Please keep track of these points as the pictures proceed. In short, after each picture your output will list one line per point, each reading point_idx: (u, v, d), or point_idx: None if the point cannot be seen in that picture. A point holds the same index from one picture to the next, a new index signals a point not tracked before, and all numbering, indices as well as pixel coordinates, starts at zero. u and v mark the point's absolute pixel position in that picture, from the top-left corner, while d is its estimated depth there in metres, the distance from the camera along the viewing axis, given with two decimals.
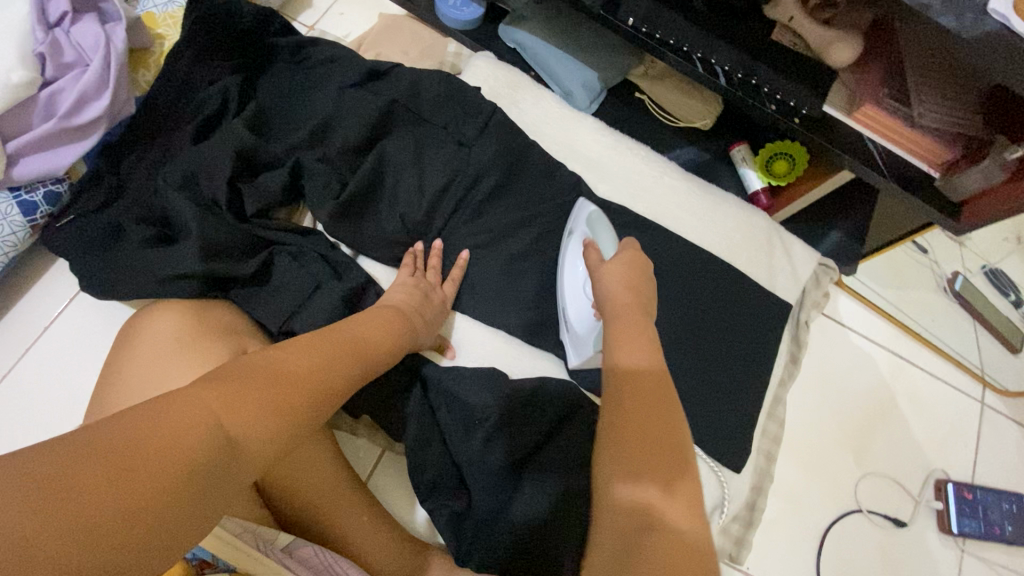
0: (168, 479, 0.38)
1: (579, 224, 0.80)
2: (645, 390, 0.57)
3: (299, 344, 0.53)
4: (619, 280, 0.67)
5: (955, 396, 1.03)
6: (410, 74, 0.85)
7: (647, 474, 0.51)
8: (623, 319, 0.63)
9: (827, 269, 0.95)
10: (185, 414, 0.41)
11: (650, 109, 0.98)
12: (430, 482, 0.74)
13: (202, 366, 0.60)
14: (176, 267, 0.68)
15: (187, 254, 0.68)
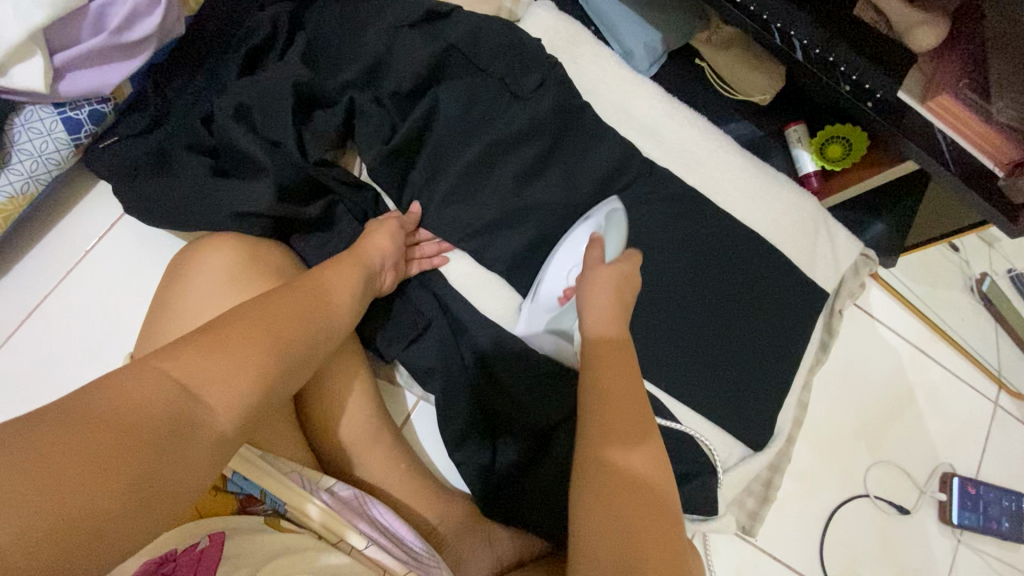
0: (184, 426, 0.44)
1: (597, 214, 0.75)
2: (616, 359, 0.55)
3: (310, 287, 0.59)
4: (609, 281, 0.59)
5: (971, 395, 1.05)
6: (470, 19, 0.81)
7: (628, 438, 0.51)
8: (603, 306, 0.58)
9: (867, 260, 0.94)
10: (203, 371, 0.46)
11: (709, 77, 0.94)
12: (459, 432, 0.74)
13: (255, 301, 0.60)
14: (245, 205, 0.67)
15: (258, 192, 0.68)
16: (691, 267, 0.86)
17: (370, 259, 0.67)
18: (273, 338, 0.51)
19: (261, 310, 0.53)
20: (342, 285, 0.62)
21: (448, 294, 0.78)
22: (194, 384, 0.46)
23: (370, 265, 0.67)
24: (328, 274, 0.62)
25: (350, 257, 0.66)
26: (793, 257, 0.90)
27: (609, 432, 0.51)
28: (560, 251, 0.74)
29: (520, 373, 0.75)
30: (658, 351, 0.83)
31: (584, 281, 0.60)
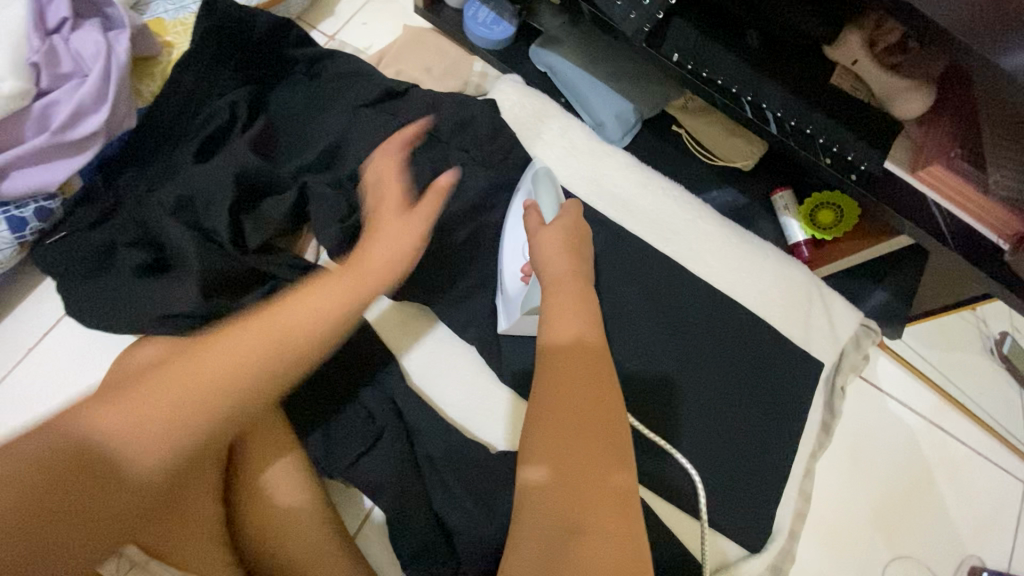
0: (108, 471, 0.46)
1: (525, 181, 0.75)
2: (577, 361, 0.55)
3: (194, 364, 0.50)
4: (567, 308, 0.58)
5: (999, 474, 0.95)
6: (429, 98, 0.80)
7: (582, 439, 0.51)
8: (560, 292, 0.60)
9: (868, 331, 0.87)
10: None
11: (686, 142, 0.90)
12: (410, 550, 0.66)
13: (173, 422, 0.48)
14: (171, 308, 0.62)
15: (184, 292, 0.63)
16: (674, 348, 0.80)
17: (302, 323, 0.54)
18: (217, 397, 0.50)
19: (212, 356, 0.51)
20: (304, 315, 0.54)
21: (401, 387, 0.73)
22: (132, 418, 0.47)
23: (295, 325, 0.53)
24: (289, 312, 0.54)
25: (260, 318, 0.53)
26: (786, 332, 0.83)
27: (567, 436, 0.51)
28: (510, 223, 0.74)
29: (483, 476, 0.68)
30: (640, 441, 0.76)
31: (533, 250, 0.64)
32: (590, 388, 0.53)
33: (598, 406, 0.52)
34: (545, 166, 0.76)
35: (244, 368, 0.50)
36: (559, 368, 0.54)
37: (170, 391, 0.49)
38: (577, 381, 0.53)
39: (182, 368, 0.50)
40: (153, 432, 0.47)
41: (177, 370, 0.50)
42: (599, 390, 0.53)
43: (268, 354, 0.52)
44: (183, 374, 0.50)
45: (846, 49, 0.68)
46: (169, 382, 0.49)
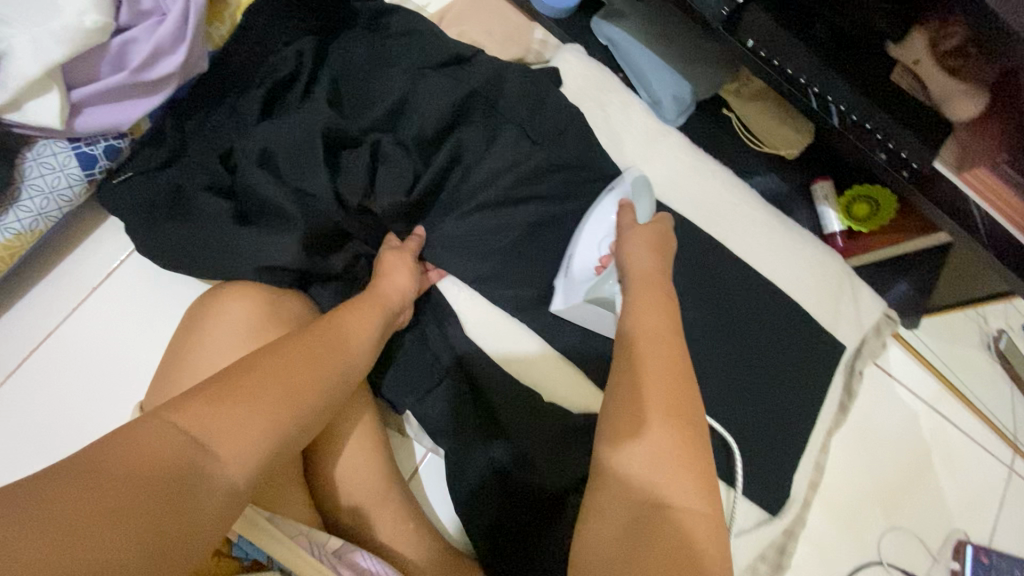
0: (198, 469, 0.46)
1: (622, 181, 0.78)
2: (655, 349, 0.55)
3: (271, 360, 0.55)
4: (647, 243, 0.66)
5: (988, 459, 1.03)
6: (494, 64, 0.79)
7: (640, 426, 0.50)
8: (647, 292, 0.60)
9: (890, 321, 0.92)
10: (221, 423, 0.48)
11: (736, 128, 0.92)
12: (470, 488, 0.71)
13: (255, 402, 0.51)
14: (269, 258, 0.64)
15: (283, 245, 0.64)
16: (713, 325, 0.84)
17: (390, 300, 0.68)
18: (286, 415, 0.53)
19: (284, 362, 0.56)
20: (361, 333, 0.64)
21: (461, 340, 0.76)
22: (224, 414, 0.49)
23: (391, 310, 0.68)
24: (348, 314, 0.65)
25: (371, 297, 0.67)
26: (817, 316, 0.88)
27: (625, 423, 0.51)
28: (589, 220, 0.76)
29: (535, 428, 0.73)
30: None
31: (624, 241, 0.67)
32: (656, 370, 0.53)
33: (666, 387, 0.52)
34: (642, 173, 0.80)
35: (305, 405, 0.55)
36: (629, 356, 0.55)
37: (260, 399, 0.52)
38: (654, 364, 0.53)
39: (257, 370, 0.54)
40: (244, 441, 0.49)
41: (317, 349, 0.59)
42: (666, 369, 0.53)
43: (374, 348, 0.65)
44: (256, 373, 0.53)
45: (912, 49, 0.71)
46: (314, 348, 0.59)
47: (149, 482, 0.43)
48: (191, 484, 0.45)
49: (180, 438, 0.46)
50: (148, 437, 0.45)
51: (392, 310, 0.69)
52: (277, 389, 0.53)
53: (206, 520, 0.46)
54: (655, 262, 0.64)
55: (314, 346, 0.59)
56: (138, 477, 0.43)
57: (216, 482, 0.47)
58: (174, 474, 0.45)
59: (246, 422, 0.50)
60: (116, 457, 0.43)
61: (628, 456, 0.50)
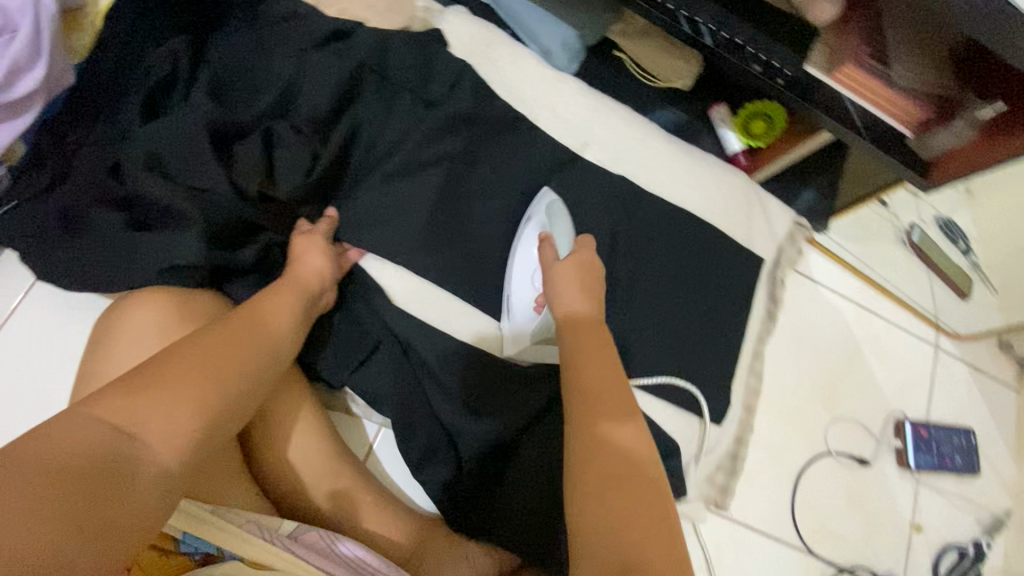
0: (125, 459, 0.46)
1: (538, 212, 0.79)
2: (596, 343, 0.62)
3: (191, 350, 0.55)
4: (575, 279, 0.67)
5: (915, 341, 1.11)
6: (375, 34, 0.80)
7: (608, 418, 0.54)
8: (574, 270, 0.69)
9: (801, 227, 0.97)
10: (144, 411, 0.49)
11: (629, 67, 0.95)
12: (420, 453, 0.74)
13: (177, 392, 0.51)
14: (173, 258, 0.63)
15: (186, 243, 0.64)
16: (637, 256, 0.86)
17: (307, 283, 0.69)
18: (215, 399, 0.53)
19: (204, 350, 0.56)
20: (282, 316, 0.65)
21: (388, 311, 0.76)
22: (146, 404, 0.49)
23: (309, 292, 0.69)
24: (265, 300, 0.65)
25: (286, 283, 0.68)
26: (732, 234, 0.92)
27: (591, 415, 0.54)
28: (517, 253, 0.77)
29: (470, 381, 0.76)
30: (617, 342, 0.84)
31: (551, 280, 0.68)
32: (610, 371, 0.59)
33: (615, 375, 0.59)
34: (556, 196, 0.81)
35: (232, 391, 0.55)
36: (579, 349, 0.61)
37: (183, 387, 0.52)
38: (603, 368, 0.59)
39: (175, 360, 0.53)
40: (171, 429, 0.50)
41: (238, 335, 0.59)
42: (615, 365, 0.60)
43: (296, 331, 0.66)
44: (174, 363, 0.53)
45: None
46: (234, 333, 0.59)
47: (71, 475, 0.43)
48: (120, 471, 0.46)
49: (100, 428, 0.46)
50: (66, 428, 0.45)
51: (310, 293, 0.69)
52: (199, 376, 0.53)
53: (143, 501, 0.47)
54: (579, 278, 0.68)
55: (233, 333, 0.59)
56: (56, 472, 0.43)
57: (147, 467, 0.48)
58: (103, 459, 0.45)
59: (171, 410, 0.50)
60: (32, 455, 0.43)
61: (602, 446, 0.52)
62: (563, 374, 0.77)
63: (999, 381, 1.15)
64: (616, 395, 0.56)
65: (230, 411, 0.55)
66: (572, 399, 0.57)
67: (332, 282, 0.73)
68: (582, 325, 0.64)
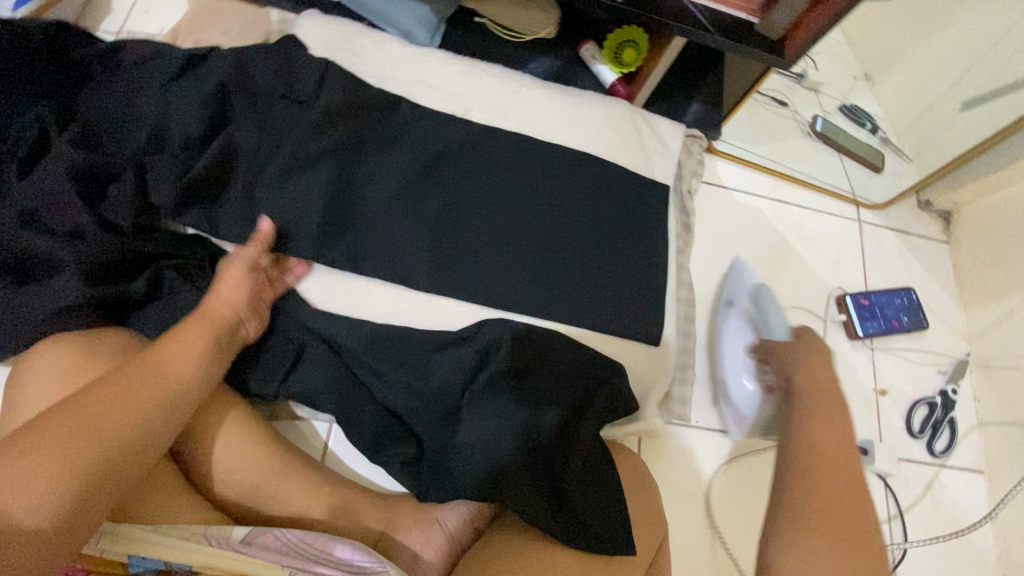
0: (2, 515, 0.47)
1: (744, 301, 0.93)
2: (835, 425, 0.57)
3: (81, 398, 0.54)
4: (810, 361, 0.65)
5: (836, 220, 1.15)
6: (231, 53, 0.81)
7: (826, 529, 0.49)
8: (816, 365, 0.64)
9: (695, 138, 1.02)
10: (18, 471, 0.48)
11: (491, 28, 0.98)
12: (372, 439, 0.76)
13: (60, 447, 0.50)
14: (61, 300, 0.65)
15: (70, 285, 0.66)
16: (540, 200, 0.89)
17: (219, 314, 0.68)
18: (101, 449, 0.53)
19: (92, 399, 0.54)
20: (189, 354, 0.64)
21: (309, 313, 0.78)
22: (23, 458, 0.49)
23: (217, 316, 0.68)
24: (172, 338, 0.64)
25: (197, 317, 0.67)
26: (628, 162, 0.94)
27: (814, 518, 0.50)
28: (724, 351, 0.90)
29: (403, 357, 0.77)
30: (541, 284, 0.85)
31: (789, 359, 0.68)
32: (841, 441, 0.55)
33: (850, 448, 0.55)
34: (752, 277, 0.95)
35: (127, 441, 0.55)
36: (811, 420, 0.58)
37: (64, 440, 0.51)
38: (833, 437, 0.56)
39: (59, 411, 0.52)
40: (55, 482, 0.49)
41: (136, 379, 0.58)
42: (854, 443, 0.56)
43: (211, 360, 0.65)
44: (57, 413, 0.52)
45: None
46: (132, 378, 0.58)
47: None
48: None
49: None
50: None
51: (224, 324, 0.68)
52: (84, 427, 0.52)
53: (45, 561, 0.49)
54: (825, 371, 0.63)
55: (130, 378, 0.58)
56: None
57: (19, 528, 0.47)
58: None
59: (49, 466, 0.49)
60: None
61: (797, 552, 0.48)
62: (499, 333, 0.78)
63: (926, 238, 1.19)
64: (845, 469, 0.53)
65: (126, 459, 0.54)
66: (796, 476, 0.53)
67: (251, 309, 0.73)
68: (825, 388, 0.61)
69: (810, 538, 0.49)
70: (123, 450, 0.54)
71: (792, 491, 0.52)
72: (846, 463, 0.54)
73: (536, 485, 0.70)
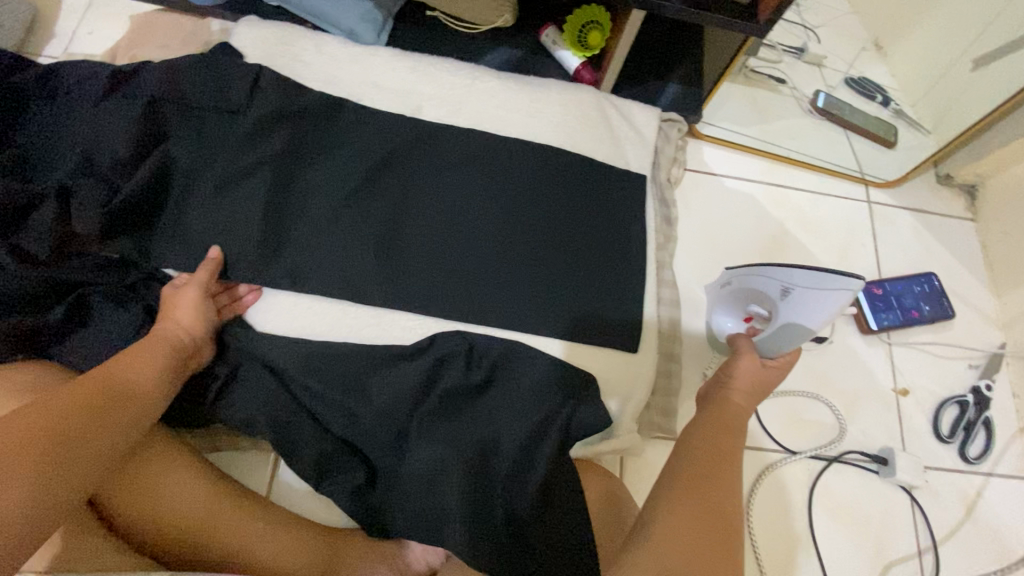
0: None
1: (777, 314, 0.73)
2: (722, 421, 0.60)
3: (43, 411, 0.51)
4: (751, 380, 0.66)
5: (843, 202, 1.05)
6: (161, 66, 0.78)
7: (701, 522, 0.50)
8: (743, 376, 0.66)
9: (672, 123, 0.94)
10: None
11: (445, 22, 0.92)
12: (315, 465, 0.69)
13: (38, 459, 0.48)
14: None
15: None
16: (500, 200, 0.81)
17: (175, 336, 0.66)
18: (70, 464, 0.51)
19: (54, 412, 0.52)
20: (147, 371, 0.62)
21: (248, 335, 0.72)
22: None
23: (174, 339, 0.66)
24: (128, 356, 0.62)
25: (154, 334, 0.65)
26: (596, 153, 0.87)
27: (693, 510, 0.50)
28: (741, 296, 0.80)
29: (348, 376, 0.71)
30: (502, 292, 0.78)
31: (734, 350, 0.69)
32: (727, 438, 0.58)
33: (735, 437, 0.59)
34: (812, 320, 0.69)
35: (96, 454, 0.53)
36: (708, 421, 0.60)
37: (35, 455, 0.48)
38: (720, 435, 0.58)
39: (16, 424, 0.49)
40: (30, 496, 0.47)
41: (100, 395, 0.56)
42: (732, 442, 0.58)
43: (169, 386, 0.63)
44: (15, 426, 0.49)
45: None
46: (93, 394, 0.56)
47: None
48: None
49: None
50: None
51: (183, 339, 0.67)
52: (52, 442, 0.50)
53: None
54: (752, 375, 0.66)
55: (92, 395, 0.56)
56: None
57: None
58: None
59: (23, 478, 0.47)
60: None
61: (669, 533, 0.49)
62: (453, 344, 0.72)
63: (948, 216, 1.06)
64: (726, 453, 0.56)
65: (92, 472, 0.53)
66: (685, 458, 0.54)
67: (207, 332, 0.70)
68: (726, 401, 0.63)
69: (690, 527, 0.49)
70: (77, 469, 0.51)
71: (670, 483, 0.53)
72: (728, 455, 0.56)
73: (496, 503, 0.66)
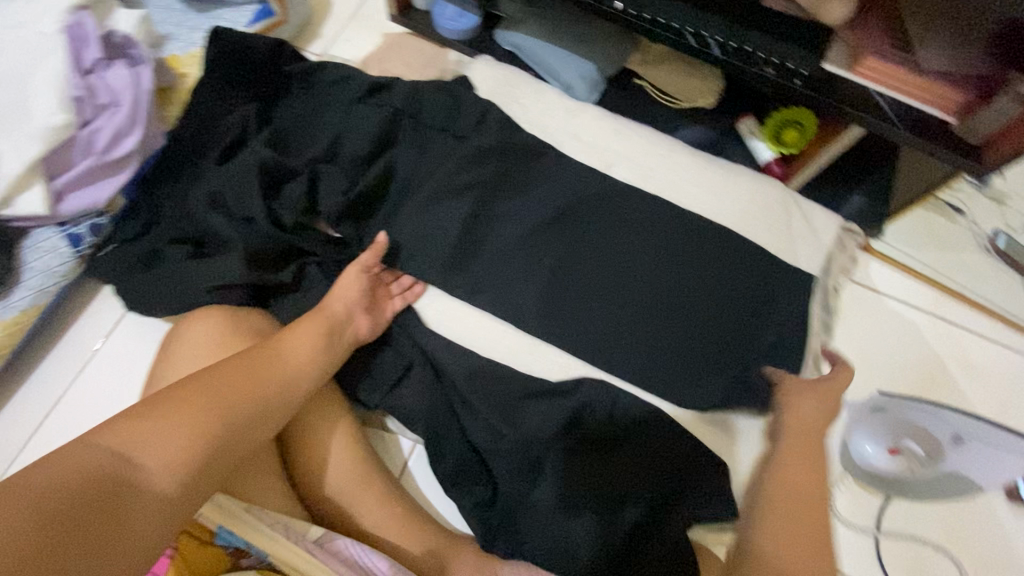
0: (125, 486, 0.50)
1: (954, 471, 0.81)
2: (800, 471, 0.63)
3: (207, 376, 0.60)
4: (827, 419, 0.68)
5: (1013, 355, 0.98)
6: (410, 85, 0.89)
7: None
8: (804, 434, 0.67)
9: (852, 233, 0.93)
10: (147, 441, 0.52)
11: (650, 92, 0.98)
12: (452, 471, 0.75)
13: (194, 418, 0.55)
14: (224, 277, 0.73)
15: (232, 264, 0.73)
16: (668, 269, 0.85)
17: (335, 316, 0.72)
18: (222, 426, 0.57)
19: (214, 377, 0.60)
20: (302, 346, 0.68)
21: (424, 334, 0.80)
22: (154, 430, 0.53)
23: (336, 322, 0.72)
24: (290, 330, 0.69)
25: (315, 313, 0.71)
26: (773, 245, 0.88)
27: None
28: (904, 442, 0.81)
29: (501, 397, 0.76)
30: (653, 356, 0.81)
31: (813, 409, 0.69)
32: (802, 473, 0.63)
33: (816, 481, 0.63)
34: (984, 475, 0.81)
35: (242, 418, 0.59)
36: (794, 473, 0.63)
37: (192, 415, 0.55)
38: (800, 477, 0.62)
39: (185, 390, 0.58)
40: (188, 452, 0.53)
41: (253, 362, 0.63)
42: (818, 484, 0.62)
43: (320, 359, 0.69)
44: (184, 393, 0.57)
45: None
46: (248, 361, 0.63)
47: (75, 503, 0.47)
48: (117, 497, 0.50)
49: (107, 456, 0.50)
50: (73, 454, 0.50)
51: (337, 320, 0.72)
52: (207, 406, 0.57)
53: (128, 560, 0.49)
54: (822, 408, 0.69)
55: (247, 363, 0.62)
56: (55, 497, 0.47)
57: (148, 497, 0.51)
58: (86, 509, 0.48)
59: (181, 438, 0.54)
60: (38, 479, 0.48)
61: None
62: (596, 394, 0.76)
63: None
64: (809, 496, 0.62)
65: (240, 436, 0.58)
66: (763, 521, 0.60)
67: (366, 310, 0.76)
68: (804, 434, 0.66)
69: None
70: (228, 432, 0.57)
71: (769, 548, 0.57)
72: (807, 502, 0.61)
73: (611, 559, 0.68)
